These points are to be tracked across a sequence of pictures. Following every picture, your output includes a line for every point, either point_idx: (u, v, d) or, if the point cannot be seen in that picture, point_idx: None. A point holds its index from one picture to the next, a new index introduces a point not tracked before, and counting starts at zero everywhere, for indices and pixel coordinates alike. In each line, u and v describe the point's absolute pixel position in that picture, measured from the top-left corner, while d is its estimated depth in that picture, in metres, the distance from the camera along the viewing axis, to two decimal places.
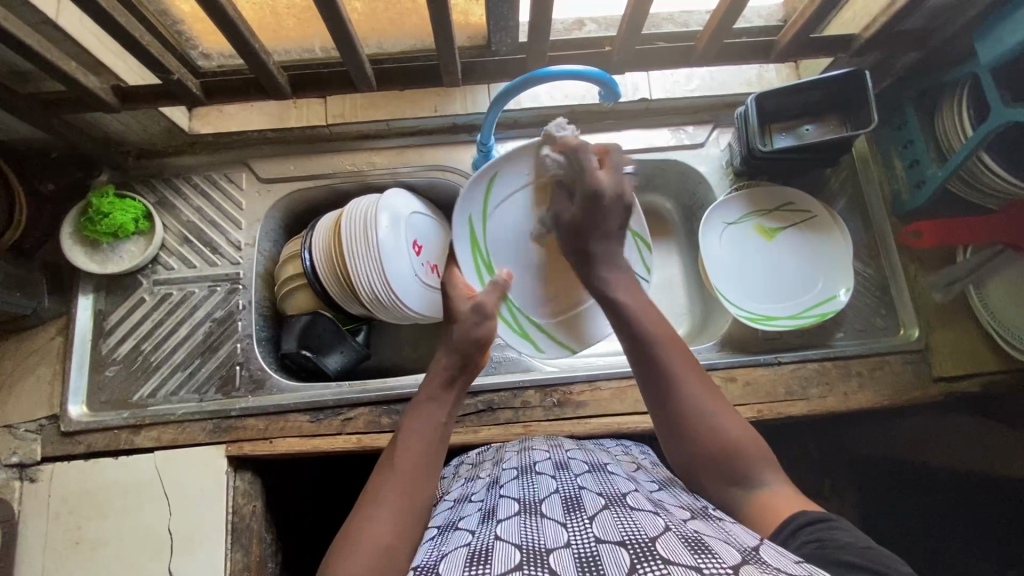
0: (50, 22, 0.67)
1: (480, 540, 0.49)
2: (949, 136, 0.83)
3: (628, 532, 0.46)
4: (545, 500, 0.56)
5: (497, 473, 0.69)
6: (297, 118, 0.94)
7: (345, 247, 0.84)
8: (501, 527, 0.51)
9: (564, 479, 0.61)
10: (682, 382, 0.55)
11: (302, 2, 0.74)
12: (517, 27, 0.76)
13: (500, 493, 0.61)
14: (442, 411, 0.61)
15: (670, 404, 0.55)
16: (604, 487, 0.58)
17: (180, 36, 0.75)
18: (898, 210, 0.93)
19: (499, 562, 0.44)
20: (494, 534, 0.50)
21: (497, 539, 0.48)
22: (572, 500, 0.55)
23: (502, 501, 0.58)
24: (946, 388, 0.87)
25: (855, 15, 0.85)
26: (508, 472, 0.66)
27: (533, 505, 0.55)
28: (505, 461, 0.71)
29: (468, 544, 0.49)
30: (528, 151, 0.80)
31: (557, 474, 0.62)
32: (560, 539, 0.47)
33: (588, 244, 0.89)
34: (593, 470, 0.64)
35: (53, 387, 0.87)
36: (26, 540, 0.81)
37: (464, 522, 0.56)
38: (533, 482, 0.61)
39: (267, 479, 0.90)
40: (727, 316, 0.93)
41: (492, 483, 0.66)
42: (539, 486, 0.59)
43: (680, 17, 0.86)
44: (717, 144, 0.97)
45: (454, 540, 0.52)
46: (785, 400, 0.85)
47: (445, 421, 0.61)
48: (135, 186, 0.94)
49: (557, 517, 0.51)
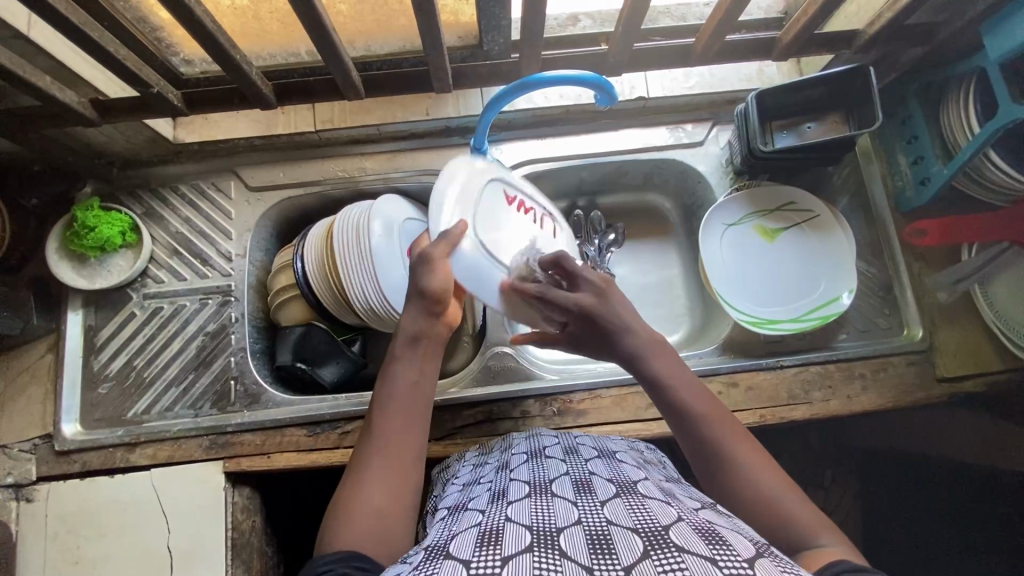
0: (21, 36, 0.64)
1: (490, 520, 0.48)
2: (955, 134, 0.80)
3: (641, 519, 0.45)
4: (556, 482, 0.55)
5: (506, 457, 0.67)
6: (284, 125, 0.92)
7: (338, 258, 0.82)
8: (511, 510, 0.50)
9: (573, 463, 0.60)
10: (726, 442, 0.54)
11: (284, 5, 0.71)
12: (509, 26, 0.73)
13: (510, 477, 0.59)
14: (415, 369, 0.61)
15: (724, 478, 0.53)
16: (614, 472, 0.58)
17: (160, 43, 0.72)
18: (903, 207, 0.90)
19: (510, 543, 0.43)
20: (506, 515, 0.48)
21: (508, 520, 0.47)
22: (582, 484, 0.54)
23: (513, 484, 0.57)
24: (951, 388, 0.85)
25: (859, 8, 0.83)
26: (517, 457, 0.65)
27: (543, 487, 0.54)
28: (513, 447, 0.70)
29: (479, 524, 0.48)
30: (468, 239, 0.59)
31: (566, 458, 0.62)
32: (571, 518, 0.47)
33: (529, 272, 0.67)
34: (602, 456, 0.63)
35: (45, 407, 0.86)
36: (24, 561, 0.80)
37: (474, 504, 0.55)
38: (543, 466, 0.60)
39: (264, 491, 0.90)
40: (728, 320, 0.92)
41: (501, 467, 0.64)
42: (548, 470, 0.59)
43: (677, 10, 0.83)
44: (716, 142, 0.95)
45: (464, 520, 0.51)
46: (788, 404, 0.85)
47: (420, 379, 0.60)
48: (122, 197, 0.92)
49: (568, 497, 0.51)
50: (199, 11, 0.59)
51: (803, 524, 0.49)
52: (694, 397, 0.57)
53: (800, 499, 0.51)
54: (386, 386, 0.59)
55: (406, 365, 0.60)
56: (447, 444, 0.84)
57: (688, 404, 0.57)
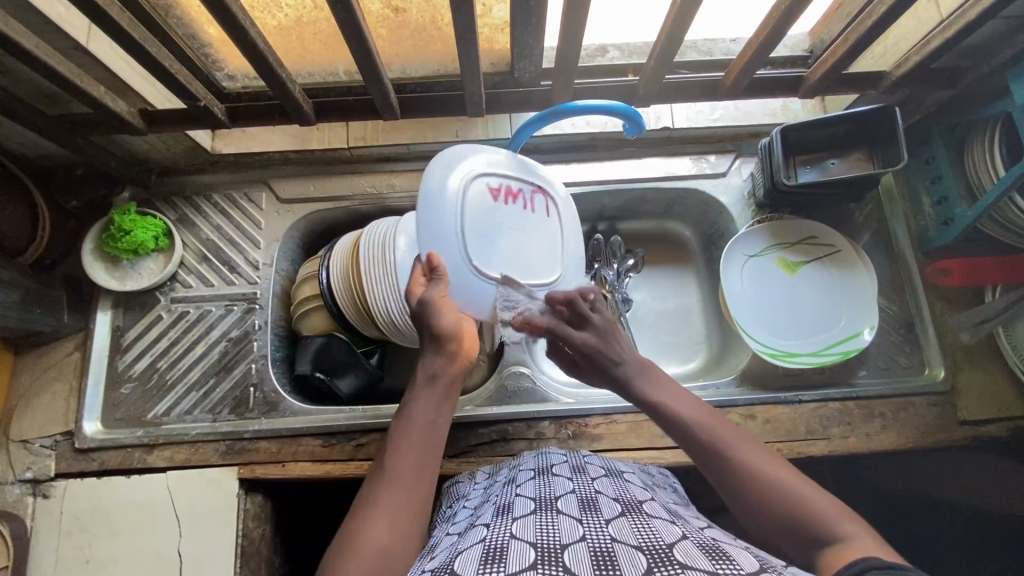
0: (80, 47, 0.67)
1: (496, 536, 0.48)
2: (980, 176, 0.81)
3: (644, 537, 0.46)
4: (561, 498, 0.56)
5: (514, 474, 0.68)
6: (318, 140, 0.94)
7: (364, 271, 0.84)
8: (517, 525, 0.50)
9: (580, 481, 0.60)
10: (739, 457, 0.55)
11: (329, 28, 0.74)
12: (540, 55, 0.75)
13: (516, 492, 0.60)
14: (431, 408, 0.60)
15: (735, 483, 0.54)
16: (620, 491, 0.58)
17: (207, 59, 0.76)
18: (925, 246, 0.91)
19: (515, 561, 0.43)
20: (511, 531, 0.49)
21: (514, 536, 0.48)
22: (588, 500, 0.55)
23: (518, 499, 0.57)
24: (973, 431, 0.84)
25: (886, 50, 0.84)
26: (525, 473, 0.65)
27: (549, 504, 0.54)
28: (521, 464, 0.70)
29: (484, 539, 0.49)
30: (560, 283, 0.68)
31: (573, 476, 0.62)
32: (576, 534, 0.47)
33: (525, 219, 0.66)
34: (610, 475, 0.63)
35: (68, 403, 0.87)
36: (36, 557, 0.81)
37: (480, 519, 0.56)
38: (550, 482, 0.60)
39: (276, 500, 0.90)
40: (746, 350, 0.92)
41: (508, 484, 0.65)
42: (555, 486, 0.59)
43: (704, 44, 0.86)
44: (739, 173, 0.96)
45: (470, 536, 0.51)
46: (806, 439, 0.84)
47: (435, 418, 0.60)
48: (157, 203, 0.95)
49: (573, 514, 0.51)
50: (252, 33, 0.62)
51: (819, 514, 0.49)
52: (699, 427, 0.58)
53: (815, 490, 0.51)
54: (399, 421, 0.59)
55: (421, 402, 0.60)
56: (460, 463, 0.83)
57: (702, 436, 0.57)
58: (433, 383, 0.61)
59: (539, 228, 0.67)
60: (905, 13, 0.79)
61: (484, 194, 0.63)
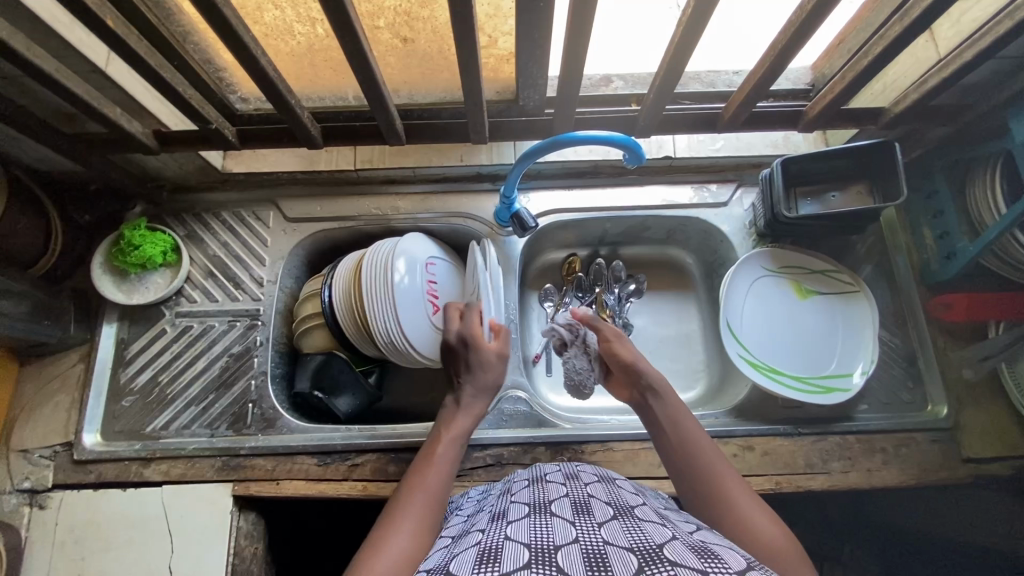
0: (99, 71, 0.70)
1: (490, 539, 0.48)
2: (980, 212, 0.81)
3: (635, 538, 0.46)
4: (555, 502, 0.55)
5: (507, 485, 0.67)
6: (326, 163, 0.97)
7: (366, 290, 0.84)
8: (511, 528, 0.50)
9: (572, 485, 0.60)
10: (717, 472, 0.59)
11: (339, 56, 0.76)
12: (544, 84, 0.76)
13: (509, 500, 0.59)
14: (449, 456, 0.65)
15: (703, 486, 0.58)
16: (614, 496, 0.58)
17: (221, 83, 0.79)
18: (927, 281, 0.90)
19: (509, 559, 0.43)
20: (505, 534, 0.48)
21: (507, 538, 0.47)
22: (580, 504, 0.54)
23: (512, 505, 0.57)
24: (976, 470, 0.83)
25: (886, 87, 0.85)
26: (518, 482, 0.65)
27: (542, 507, 0.54)
28: (514, 476, 0.70)
29: (479, 543, 0.48)
30: (758, 285, 0.92)
31: (567, 482, 0.61)
32: (569, 536, 0.47)
33: (801, 307, 0.92)
34: (603, 481, 0.62)
35: (70, 414, 0.88)
36: (29, 567, 0.81)
37: (475, 526, 0.55)
38: (543, 488, 0.60)
39: (269, 518, 0.90)
40: (746, 383, 0.90)
41: (504, 493, 0.64)
42: (548, 491, 0.59)
43: (707, 76, 0.87)
44: (740, 204, 0.97)
45: (465, 540, 0.51)
46: (805, 473, 0.83)
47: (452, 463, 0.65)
48: (167, 219, 0.97)
49: (566, 517, 0.51)
50: (264, 63, 0.65)
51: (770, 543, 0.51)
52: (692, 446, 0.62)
53: (757, 504, 0.55)
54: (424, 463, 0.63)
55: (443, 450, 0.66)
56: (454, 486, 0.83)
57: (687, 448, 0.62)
58: (458, 430, 0.69)
59: (791, 331, 0.91)
60: (904, 52, 0.80)
61: (813, 353, 0.89)
